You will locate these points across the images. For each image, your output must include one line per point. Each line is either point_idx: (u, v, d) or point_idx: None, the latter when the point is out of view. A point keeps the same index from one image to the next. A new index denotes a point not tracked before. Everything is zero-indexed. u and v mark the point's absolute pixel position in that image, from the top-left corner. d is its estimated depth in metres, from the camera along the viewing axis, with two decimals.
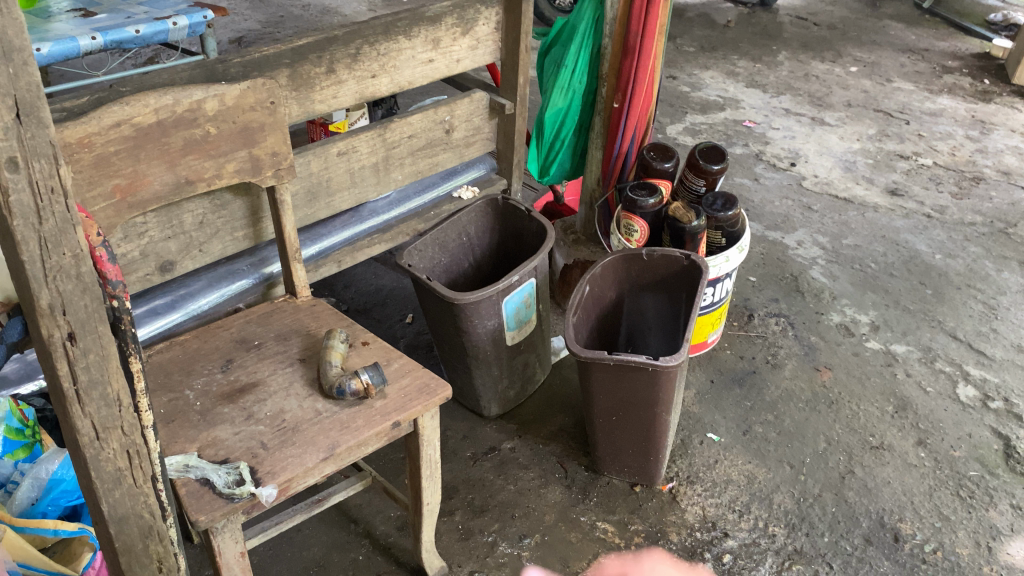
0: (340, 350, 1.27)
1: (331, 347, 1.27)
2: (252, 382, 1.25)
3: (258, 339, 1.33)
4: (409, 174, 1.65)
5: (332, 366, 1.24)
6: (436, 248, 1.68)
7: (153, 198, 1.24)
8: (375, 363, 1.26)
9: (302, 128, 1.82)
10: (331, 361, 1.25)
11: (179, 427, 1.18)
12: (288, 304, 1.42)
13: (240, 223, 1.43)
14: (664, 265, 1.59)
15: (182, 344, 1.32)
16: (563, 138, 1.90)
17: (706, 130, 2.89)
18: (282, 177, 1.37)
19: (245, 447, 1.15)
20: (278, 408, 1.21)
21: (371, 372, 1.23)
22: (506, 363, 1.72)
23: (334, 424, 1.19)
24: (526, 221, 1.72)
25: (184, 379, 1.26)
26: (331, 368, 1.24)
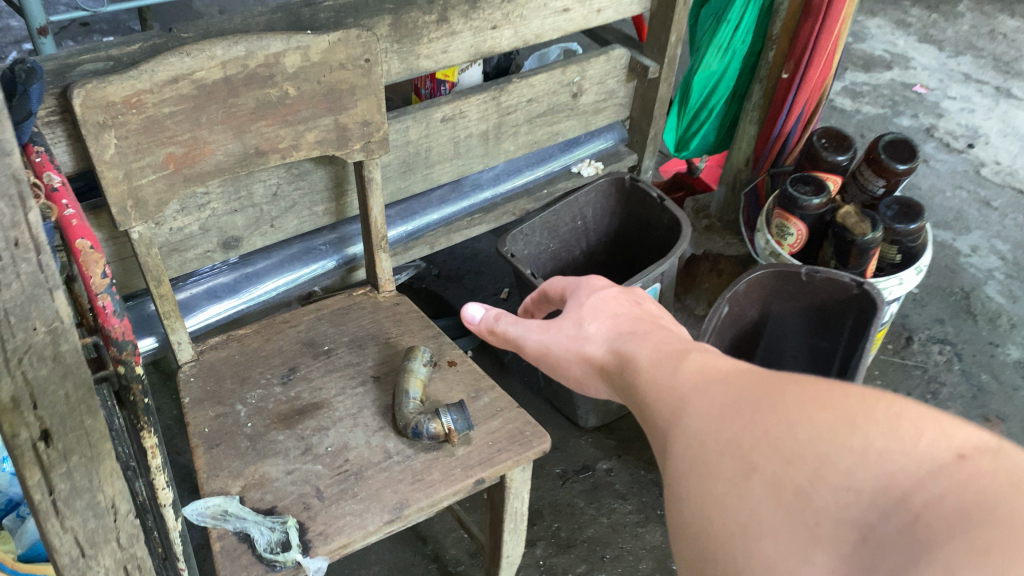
0: (419, 379, 1.04)
1: (408, 374, 1.04)
2: (315, 403, 1.04)
3: (329, 344, 1.12)
4: (523, 144, 1.39)
5: (407, 401, 1.02)
6: (545, 233, 1.45)
7: (214, 170, 1.02)
8: (461, 399, 1.03)
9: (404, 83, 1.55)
10: (408, 393, 1.03)
11: (223, 455, 0.98)
12: (368, 300, 1.19)
13: (321, 196, 1.20)
14: (826, 289, 1.29)
15: (240, 341, 1.12)
16: (712, 107, 1.57)
17: (869, 92, 2.50)
18: (372, 151, 1.12)
19: (296, 494, 0.95)
20: (341, 442, 1.00)
21: (454, 413, 0.99)
22: None
23: (404, 474, 0.97)
24: (658, 211, 1.44)
25: (237, 389, 1.06)
26: (407, 403, 1.02)
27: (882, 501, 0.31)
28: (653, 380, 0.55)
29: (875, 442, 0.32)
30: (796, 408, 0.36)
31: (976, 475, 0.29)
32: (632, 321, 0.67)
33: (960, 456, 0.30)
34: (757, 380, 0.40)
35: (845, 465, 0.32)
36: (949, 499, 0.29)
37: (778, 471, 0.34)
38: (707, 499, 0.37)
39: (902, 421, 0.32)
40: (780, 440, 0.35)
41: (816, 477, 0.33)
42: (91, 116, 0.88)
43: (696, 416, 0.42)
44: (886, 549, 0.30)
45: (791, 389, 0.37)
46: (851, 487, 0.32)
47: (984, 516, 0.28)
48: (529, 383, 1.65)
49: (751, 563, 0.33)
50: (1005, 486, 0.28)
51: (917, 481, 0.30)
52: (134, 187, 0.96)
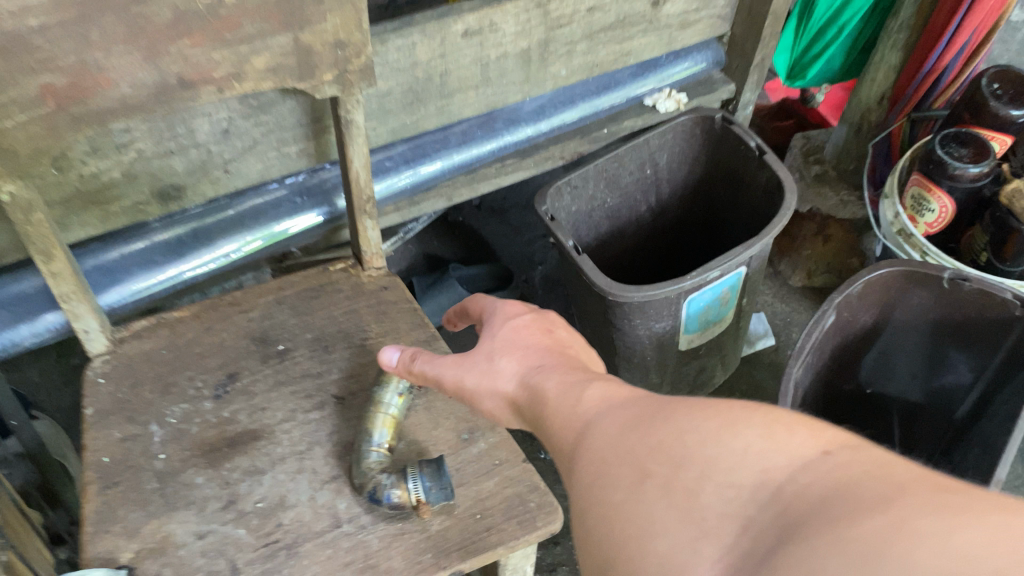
0: (390, 414, 0.77)
1: (377, 403, 0.77)
2: (253, 431, 0.78)
3: (285, 343, 0.85)
4: (579, 67, 1.04)
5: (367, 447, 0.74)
6: (602, 185, 1.11)
7: (121, 105, 0.72)
8: (441, 455, 0.76)
9: None
10: (370, 434, 0.75)
11: (119, 499, 0.73)
12: (348, 280, 0.91)
13: (293, 134, 0.90)
14: (975, 303, 0.96)
15: (173, 328, 0.86)
16: (842, 24, 1.18)
17: None
18: (353, 82, 0.80)
19: (204, 574, 0.69)
20: (276, 497, 0.74)
21: (427, 478, 0.72)
22: (673, 369, 1.16)
23: (354, 555, 0.70)
24: (753, 166, 1.08)
25: (156, 401, 0.80)
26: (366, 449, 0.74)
27: (761, 492, 0.38)
28: (554, 425, 0.55)
29: (751, 447, 0.40)
30: (689, 425, 0.43)
31: (837, 466, 0.37)
32: (543, 349, 0.64)
33: (823, 455, 0.38)
34: (648, 410, 0.48)
35: (728, 465, 0.40)
36: (819, 489, 0.36)
37: (669, 476, 0.42)
38: (612, 510, 0.44)
39: (773, 434, 0.40)
40: (670, 450, 0.43)
41: (704, 476, 0.40)
42: None
43: (604, 450, 0.47)
44: (765, 540, 0.36)
45: (681, 409, 0.45)
46: (731, 483, 0.39)
47: (835, 498, 0.35)
48: None
49: (645, 557, 0.40)
50: (869, 478, 0.36)
51: (789, 474, 0.38)
52: None
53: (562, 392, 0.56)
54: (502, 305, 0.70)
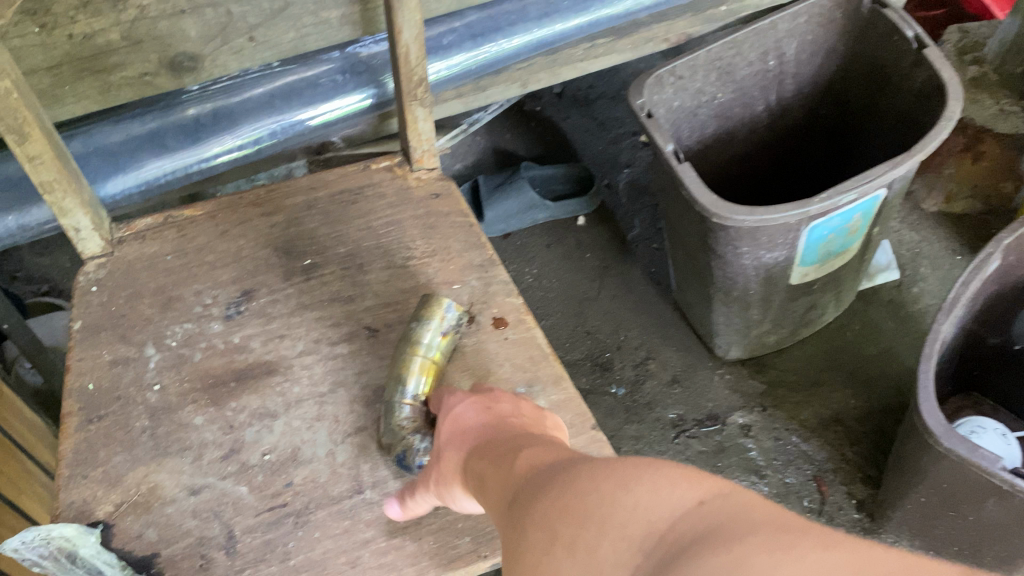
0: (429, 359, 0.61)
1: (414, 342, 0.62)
2: (266, 364, 0.64)
3: (312, 257, 0.70)
4: None
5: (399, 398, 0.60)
6: (712, 77, 0.91)
7: None
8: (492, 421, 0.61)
9: None
10: (403, 382, 0.61)
11: (104, 438, 0.61)
12: (393, 182, 0.74)
13: None
14: None
15: (183, 229, 0.72)
16: None
17: None
18: None
19: (194, 538, 0.57)
20: (287, 450, 0.61)
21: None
22: (778, 305, 0.98)
23: (375, 531, 0.57)
24: (907, 62, 0.86)
25: (154, 317, 0.67)
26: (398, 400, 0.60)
27: (646, 544, 0.27)
28: (490, 506, 0.40)
29: (636, 497, 0.29)
30: (586, 480, 0.32)
31: (728, 517, 0.27)
32: (488, 430, 0.48)
33: (698, 505, 0.27)
34: (548, 474, 0.36)
35: (617, 519, 0.29)
36: (694, 535, 0.26)
37: (567, 540, 0.30)
38: None
39: (657, 473, 0.29)
40: (565, 509, 0.31)
41: (592, 538, 0.29)
42: None
43: (508, 544, 0.35)
44: None
45: (584, 469, 0.33)
46: (621, 538, 0.28)
47: (710, 549, 0.25)
48: (655, 276, 1.18)
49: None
50: (750, 523, 0.26)
51: (670, 522, 0.27)
52: None
53: (495, 470, 0.42)
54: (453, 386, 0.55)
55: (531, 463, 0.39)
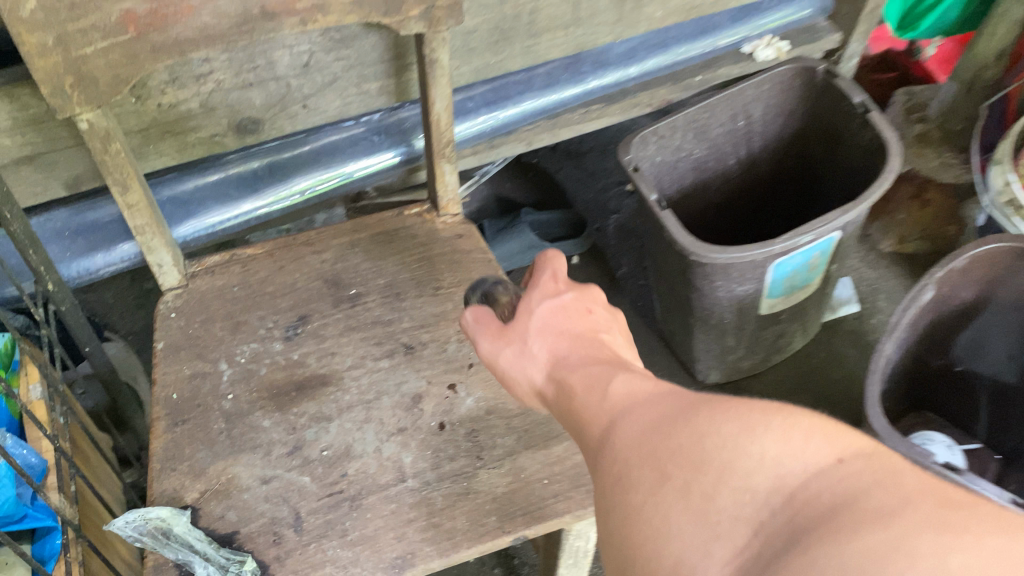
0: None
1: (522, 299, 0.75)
2: (322, 376, 0.77)
3: (357, 287, 0.83)
4: (676, 10, 0.98)
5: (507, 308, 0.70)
6: (690, 136, 1.05)
7: (201, 36, 0.70)
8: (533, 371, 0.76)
9: None
10: None
11: (188, 437, 0.73)
12: (423, 225, 0.88)
13: (374, 71, 0.86)
14: None
15: (245, 265, 0.84)
16: None
17: None
18: (439, 20, 0.76)
19: (267, 519, 0.69)
20: (342, 447, 0.73)
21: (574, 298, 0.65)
22: (750, 333, 1.12)
23: (417, 512, 0.69)
24: (854, 124, 1.01)
25: (226, 338, 0.79)
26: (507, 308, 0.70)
27: (773, 498, 0.35)
28: (585, 424, 0.50)
29: (766, 450, 0.36)
30: (707, 426, 0.39)
31: (848, 477, 0.33)
32: (569, 343, 0.57)
33: (835, 463, 0.34)
34: (665, 411, 0.44)
35: (744, 467, 0.36)
36: (825, 496, 0.33)
37: (688, 479, 0.38)
38: (633, 511, 0.40)
39: (793, 432, 0.36)
40: (690, 451, 0.39)
41: (718, 481, 0.37)
42: None
43: (620, 460, 0.43)
44: (771, 540, 0.34)
45: (704, 412, 0.41)
46: (746, 488, 0.36)
47: (845, 506, 0.32)
48: (642, 309, 1.32)
49: (663, 560, 0.37)
50: (872, 484, 0.33)
51: (804, 480, 0.34)
52: (75, 59, 0.66)
53: (588, 390, 0.51)
54: (542, 271, 0.61)
55: (643, 398, 0.47)
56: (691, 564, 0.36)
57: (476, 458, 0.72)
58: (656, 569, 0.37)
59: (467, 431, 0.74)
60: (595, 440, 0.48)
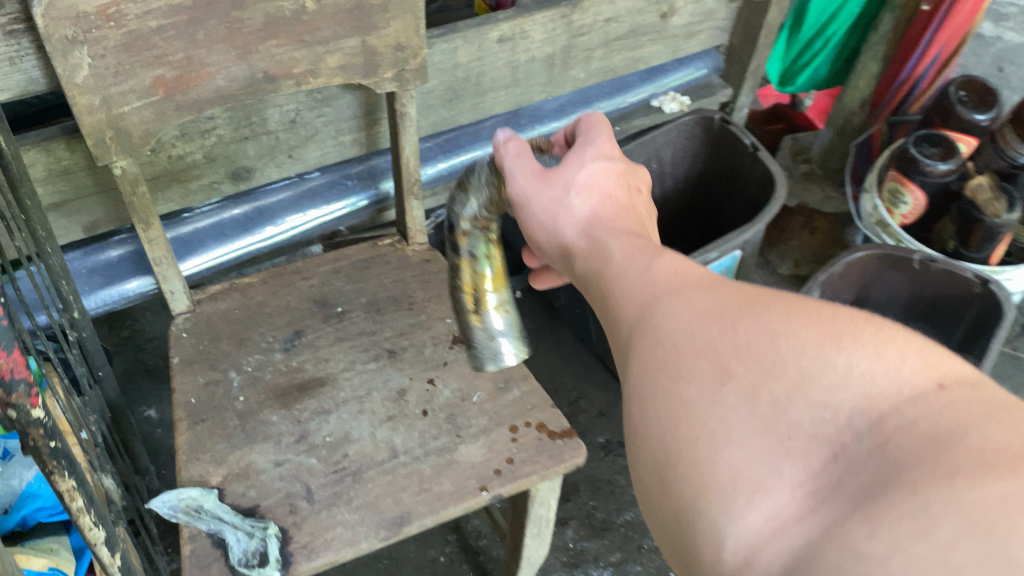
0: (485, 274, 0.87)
1: (464, 285, 0.88)
2: (319, 379, 0.91)
3: (343, 305, 0.97)
4: (596, 71, 1.17)
5: (476, 203, 0.84)
6: None
7: (214, 96, 0.85)
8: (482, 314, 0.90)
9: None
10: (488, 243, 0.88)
11: (208, 433, 0.85)
12: (395, 253, 1.04)
13: (349, 125, 1.02)
14: (943, 282, 1.10)
15: (243, 291, 0.98)
16: (830, 37, 1.31)
17: (1017, 16, 2.21)
18: (407, 80, 0.93)
19: (283, 493, 0.81)
20: (342, 433, 0.86)
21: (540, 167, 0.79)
22: None
23: (409, 480, 0.83)
24: (746, 161, 1.22)
25: (233, 351, 0.92)
26: (479, 195, 0.83)
27: (858, 421, 0.34)
28: (621, 303, 0.50)
29: (857, 363, 0.35)
30: (782, 324, 0.39)
31: (951, 403, 0.33)
32: (609, 201, 0.63)
33: (939, 388, 0.33)
34: (724, 301, 0.43)
35: (827, 381, 0.35)
36: (926, 428, 0.32)
37: (755, 381, 0.37)
38: (680, 405, 0.39)
39: (886, 346, 0.36)
40: (759, 349, 0.38)
41: (795, 392, 0.36)
42: (58, 29, 0.72)
43: (669, 342, 0.43)
44: (857, 468, 0.33)
45: (774, 310, 0.40)
46: (829, 404, 0.35)
47: (954, 443, 0.31)
48: (580, 334, 1.50)
49: (715, 467, 0.36)
50: (977, 413, 0.32)
51: (896, 404, 0.33)
52: (114, 116, 0.80)
53: (638, 250, 0.54)
54: (600, 137, 0.69)
55: (691, 285, 0.46)
56: (751, 481, 0.35)
57: (455, 436, 0.87)
58: (705, 477, 0.37)
59: (446, 415, 0.88)
60: (631, 316, 0.48)
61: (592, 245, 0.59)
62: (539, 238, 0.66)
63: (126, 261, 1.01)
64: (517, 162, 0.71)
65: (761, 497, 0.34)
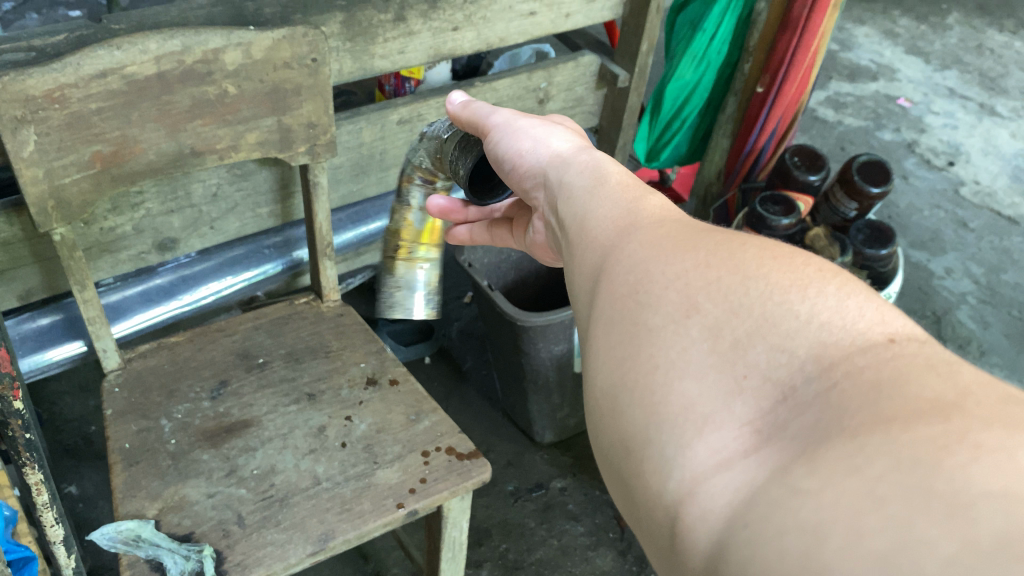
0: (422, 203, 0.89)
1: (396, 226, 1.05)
2: (244, 421, 1.00)
3: (263, 357, 1.07)
4: None
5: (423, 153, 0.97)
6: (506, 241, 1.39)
7: (146, 169, 0.96)
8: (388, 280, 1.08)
9: (364, 84, 1.43)
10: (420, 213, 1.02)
11: (142, 473, 0.93)
12: (311, 310, 1.15)
13: (265, 198, 1.14)
14: None
15: (171, 349, 1.07)
16: (686, 118, 1.53)
17: (853, 104, 2.54)
18: (319, 154, 1.07)
19: (216, 520, 0.89)
20: (268, 465, 0.95)
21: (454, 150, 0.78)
22: (570, 391, 1.43)
23: (332, 502, 0.92)
24: None
25: (163, 402, 1.00)
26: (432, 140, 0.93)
27: (811, 366, 0.32)
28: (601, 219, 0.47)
29: (820, 309, 0.34)
30: (754, 266, 0.37)
31: (902, 355, 0.31)
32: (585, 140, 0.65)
33: (891, 340, 0.32)
34: (701, 237, 0.40)
35: (788, 326, 0.33)
36: (872, 373, 0.31)
37: (719, 319, 0.35)
38: (644, 332, 0.37)
39: (849, 300, 0.34)
40: (731, 287, 0.36)
41: (756, 333, 0.34)
42: (9, 110, 0.81)
43: (645, 262, 0.40)
44: (804, 407, 0.31)
45: (748, 250, 0.38)
46: (784, 347, 0.33)
47: (896, 390, 0.30)
48: (486, 393, 1.62)
49: (669, 398, 0.34)
50: (917, 366, 0.31)
51: (849, 353, 0.32)
52: (55, 187, 0.90)
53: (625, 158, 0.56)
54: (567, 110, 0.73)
55: (668, 219, 0.43)
56: (703, 415, 0.33)
57: (373, 462, 0.96)
58: (657, 406, 0.35)
59: (363, 445, 0.98)
60: (604, 241, 0.45)
61: (575, 155, 0.58)
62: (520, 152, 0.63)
63: (57, 328, 1.10)
64: (492, 110, 0.70)
65: (710, 432, 0.33)
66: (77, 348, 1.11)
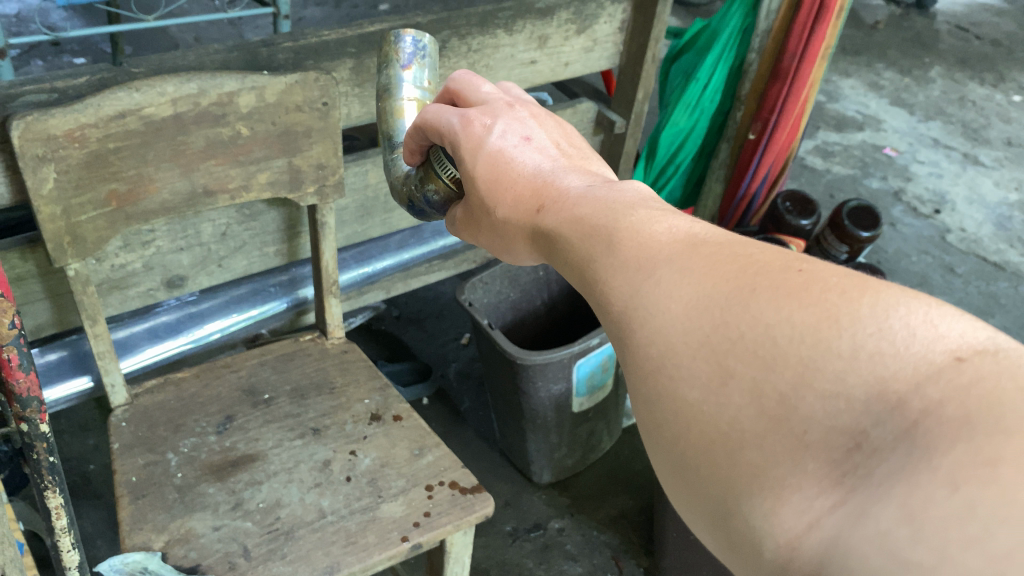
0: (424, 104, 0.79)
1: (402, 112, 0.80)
2: (250, 455, 1.01)
3: (269, 393, 1.09)
4: None
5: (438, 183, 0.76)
6: (506, 282, 1.43)
7: (159, 208, 0.99)
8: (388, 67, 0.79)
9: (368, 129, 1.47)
10: None
11: (149, 506, 0.93)
12: (315, 348, 1.17)
13: (272, 237, 1.17)
14: None
15: (178, 385, 1.08)
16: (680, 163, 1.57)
17: (840, 153, 2.60)
18: (327, 195, 1.10)
19: (222, 553, 0.90)
20: (274, 499, 0.96)
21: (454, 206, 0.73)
22: (568, 431, 1.45)
23: (338, 536, 0.93)
24: None
25: (169, 436, 1.02)
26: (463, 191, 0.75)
27: (875, 406, 0.29)
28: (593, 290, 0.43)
29: (865, 336, 0.30)
30: (773, 310, 0.33)
31: (980, 380, 0.28)
32: (538, 174, 0.57)
33: (959, 362, 0.28)
34: (710, 272, 0.37)
35: (834, 369, 0.30)
36: (953, 410, 0.27)
37: (759, 378, 0.32)
38: (686, 408, 0.34)
39: (891, 318, 0.30)
40: (757, 341, 0.33)
41: (801, 384, 0.31)
42: (31, 148, 0.84)
43: (659, 335, 0.37)
44: (881, 456, 0.28)
45: (763, 287, 0.34)
46: (839, 394, 0.30)
47: (981, 431, 0.26)
48: (484, 434, 1.63)
49: (737, 471, 0.32)
50: (1004, 394, 0.27)
51: (914, 384, 0.29)
52: (72, 224, 0.92)
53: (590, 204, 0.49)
54: (464, 118, 0.63)
55: (665, 256, 0.39)
56: (775, 478, 0.30)
57: (377, 496, 0.98)
58: (729, 479, 0.32)
59: (368, 479, 0.99)
60: (609, 302, 0.41)
61: (550, 231, 0.52)
62: (514, 246, 0.60)
63: (64, 363, 1.11)
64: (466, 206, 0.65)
65: (792, 496, 0.30)
66: (87, 383, 1.12)
